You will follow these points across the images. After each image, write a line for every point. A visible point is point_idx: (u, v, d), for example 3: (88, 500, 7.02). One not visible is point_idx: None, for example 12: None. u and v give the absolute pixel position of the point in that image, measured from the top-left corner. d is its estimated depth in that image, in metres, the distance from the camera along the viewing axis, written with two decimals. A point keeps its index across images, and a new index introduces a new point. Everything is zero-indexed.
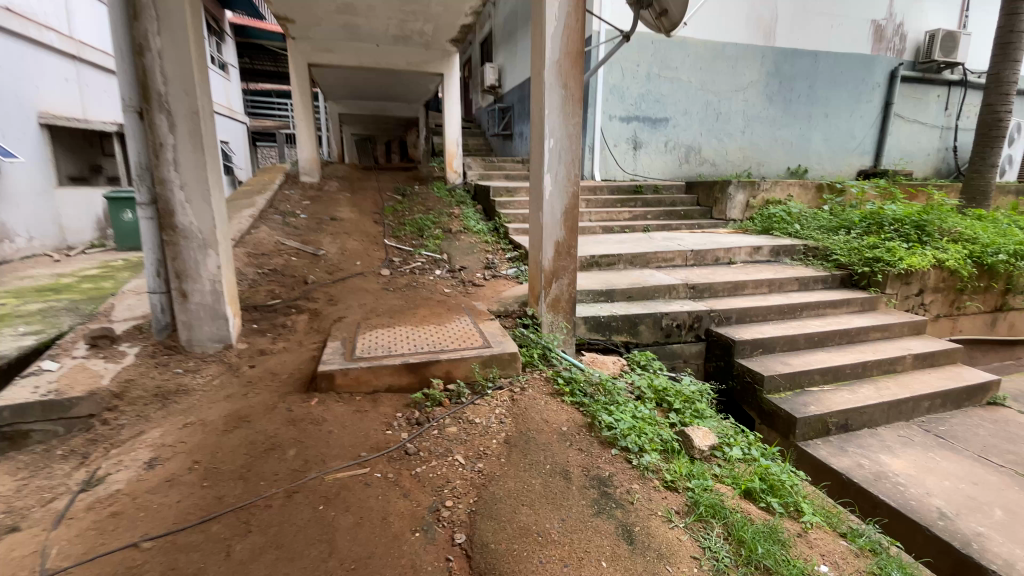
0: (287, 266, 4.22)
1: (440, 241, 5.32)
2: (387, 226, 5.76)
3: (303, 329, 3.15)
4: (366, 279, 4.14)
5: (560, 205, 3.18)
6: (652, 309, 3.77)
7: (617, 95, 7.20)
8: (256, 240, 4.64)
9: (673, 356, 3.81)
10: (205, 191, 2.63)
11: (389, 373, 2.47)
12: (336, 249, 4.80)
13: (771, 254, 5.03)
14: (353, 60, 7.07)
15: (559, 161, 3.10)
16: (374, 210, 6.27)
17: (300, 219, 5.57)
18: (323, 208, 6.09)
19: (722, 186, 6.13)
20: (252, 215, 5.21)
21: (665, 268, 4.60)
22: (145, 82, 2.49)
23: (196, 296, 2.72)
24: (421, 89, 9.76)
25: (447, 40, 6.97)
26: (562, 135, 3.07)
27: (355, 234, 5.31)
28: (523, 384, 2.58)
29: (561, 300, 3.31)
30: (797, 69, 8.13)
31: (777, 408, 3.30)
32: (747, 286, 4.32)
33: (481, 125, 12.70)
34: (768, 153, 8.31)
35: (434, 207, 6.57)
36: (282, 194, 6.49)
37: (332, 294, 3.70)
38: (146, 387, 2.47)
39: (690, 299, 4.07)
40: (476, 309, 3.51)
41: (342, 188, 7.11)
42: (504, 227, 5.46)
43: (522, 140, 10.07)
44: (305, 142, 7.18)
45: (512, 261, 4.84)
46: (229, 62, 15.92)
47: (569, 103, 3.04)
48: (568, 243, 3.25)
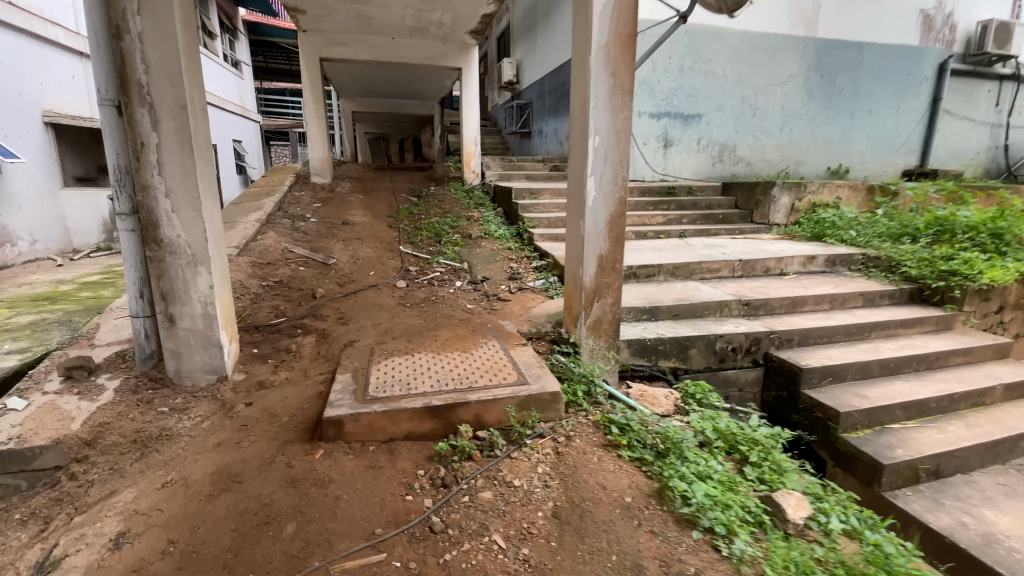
0: (294, 277, 3.83)
1: (459, 248, 4.91)
2: (403, 230, 5.36)
3: (310, 354, 2.75)
4: (380, 292, 3.74)
5: (605, 213, 2.72)
6: (704, 329, 3.32)
7: (647, 89, 6.72)
8: (262, 248, 4.27)
9: (727, 383, 3.37)
10: (195, 198, 2.25)
11: (408, 419, 2.06)
12: (349, 257, 4.41)
13: (827, 264, 4.55)
14: (367, 53, 6.67)
15: (605, 161, 2.65)
16: (389, 214, 5.89)
17: (311, 223, 5.20)
18: (335, 211, 5.72)
19: (767, 188, 5.62)
20: (259, 220, 4.84)
21: (710, 280, 4.14)
22: (123, 70, 2.11)
23: (185, 321, 2.34)
24: (437, 85, 9.36)
25: (467, 31, 6.55)
26: (610, 130, 2.62)
27: (369, 240, 4.92)
28: (568, 431, 2.15)
29: (604, 322, 2.86)
30: (841, 61, 7.55)
31: (858, 451, 2.87)
32: (807, 303, 3.86)
33: (498, 123, 12.27)
34: (807, 152, 7.77)
35: (452, 209, 6.17)
36: (293, 196, 6.13)
37: (343, 312, 3.30)
38: (124, 431, 2.08)
39: (745, 318, 3.61)
40: (504, 331, 3.06)
41: (356, 190, 6.74)
42: (529, 233, 5.03)
43: (542, 138, 9.63)
44: (316, 141, 6.83)
45: (539, 270, 4.39)
46: (241, 59, 15.68)
47: (619, 92, 2.58)
48: (615, 256, 2.79)
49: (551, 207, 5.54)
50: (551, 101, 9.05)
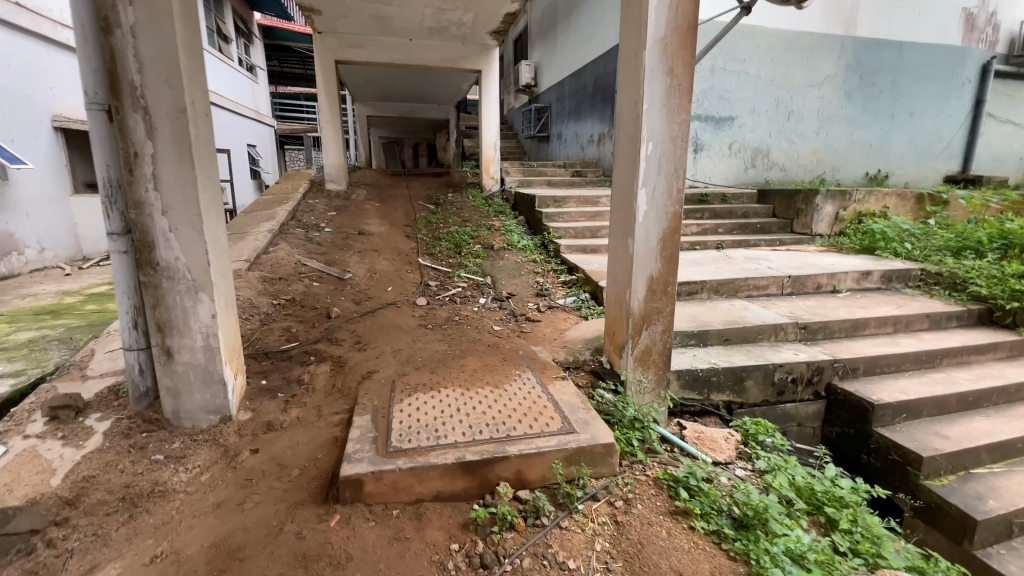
0: (308, 294, 3.57)
1: (481, 260, 4.60)
2: (421, 241, 5.07)
3: (323, 388, 2.45)
4: (399, 310, 3.44)
5: (657, 230, 2.39)
6: (761, 358, 2.99)
7: None
8: (274, 261, 4.02)
9: (784, 418, 3.04)
10: (194, 215, 1.98)
11: (438, 477, 1.75)
12: (365, 271, 4.13)
13: (883, 280, 4.17)
14: (384, 56, 6.42)
15: (657, 171, 2.32)
16: (406, 223, 5.61)
17: (325, 233, 4.95)
18: (350, 220, 5.46)
19: (809, 196, 5.24)
20: (271, 230, 4.59)
21: (757, 300, 3.78)
22: (114, 70, 1.86)
23: (184, 355, 2.07)
24: (454, 88, 9.10)
25: (487, 32, 6.27)
26: (665, 136, 2.29)
27: (386, 252, 4.64)
28: (625, 494, 1.83)
29: (653, 353, 2.53)
30: (880, 61, 7.11)
31: (945, 502, 2.49)
32: (868, 326, 3.49)
33: (514, 126, 11.97)
34: (844, 156, 7.33)
35: (471, 218, 5.87)
36: (306, 204, 5.89)
37: (359, 335, 3.00)
38: (111, 487, 1.81)
39: (803, 344, 3.26)
40: (539, 359, 2.72)
41: (371, 197, 6.48)
42: (555, 244, 4.71)
43: (561, 142, 9.32)
44: (331, 146, 6.59)
45: (568, 285, 4.06)
46: (257, 64, 15.62)
47: (676, 93, 2.26)
48: (667, 280, 2.46)
49: (577, 216, 5.21)
50: (572, 104, 8.73)
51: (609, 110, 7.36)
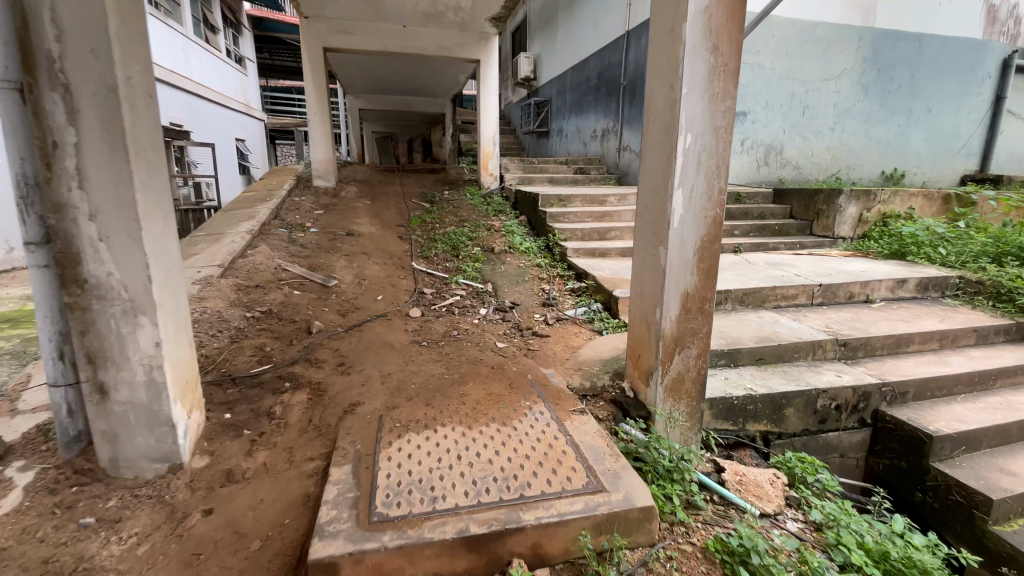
0: (288, 304, 3.17)
1: (480, 265, 4.21)
2: (415, 242, 4.68)
3: (298, 424, 2.07)
4: (390, 323, 3.06)
5: (694, 238, 2.02)
6: (801, 381, 2.65)
7: None
8: (252, 267, 3.63)
9: (826, 448, 2.72)
10: (131, 221, 1.59)
11: (434, 557, 1.38)
12: (353, 277, 3.73)
13: (919, 288, 3.84)
14: (376, 44, 5.99)
15: (696, 168, 1.95)
16: (399, 222, 5.21)
17: (310, 234, 4.55)
18: (338, 219, 5.05)
19: (831, 196, 4.88)
20: (249, 231, 4.19)
21: (786, 311, 3.43)
22: (25, 37, 1.46)
23: (122, 393, 1.69)
24: (451, 81, 8.69)
25: (486, 19, 5.87)
26: (706, 126, 1.92)
27: (376, 255, 4.24)
28: (669, 573, 1.47)
29: (686, 381, 2.17)
30: (899, 54, 6.76)
31: (1019, 552, 2.15)
32: (912, 342, 3.16)
33: (512, 121, 11.57)
34: (860, 154, 6.98)
35: (469, 217, 5.48)
36: (292, 201, 5.49)
37: (343, 354, 2.61)
38: (23, 565, 1.42)
39: (844, 364, 2.91)
40: (552, 385, 2.34)
41: (362, 194, 6.07)
42: (560, 247, 4.35)
43: (562, 138, 8.94)
44: (320, 141, 6.16)
45: (577, 293, 3.69)
46: (246, 55, 15.11)
47: (721, 75, 1.90)
48: (704, 297, 2.10)
49: (584, 215, 4.84)
50: (574, 98, 8.35)
51: (614, 103, 6.97)
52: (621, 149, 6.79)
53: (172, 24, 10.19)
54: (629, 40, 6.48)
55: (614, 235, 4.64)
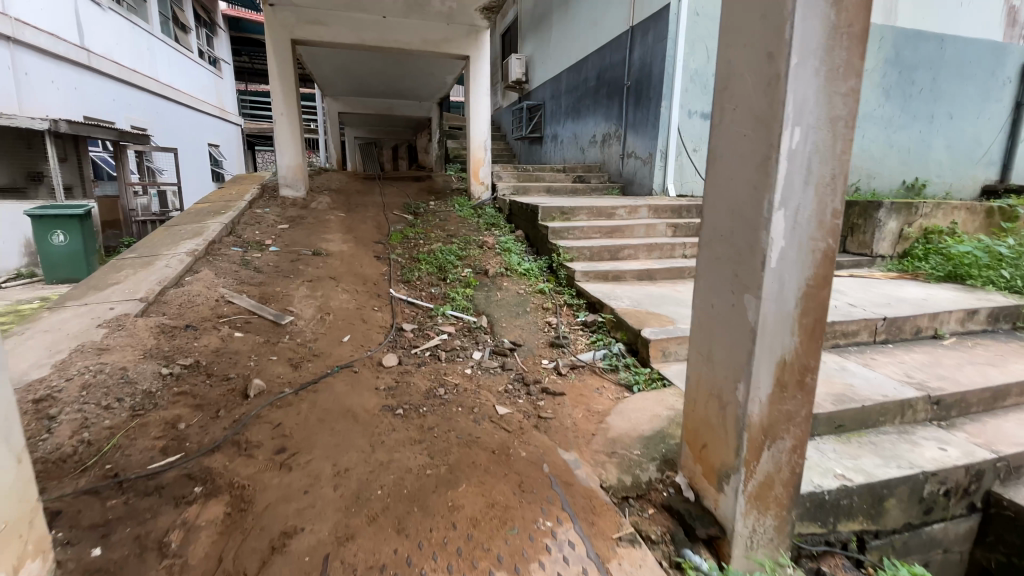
0: (223, 352, 2.45)
1: (472, 291, 3.50)
2: (394, 262, 3.96)
3: (200, 568, 1.35)
4: (356, 376, 2.35)
5: (796, 283, 1.36)
6: (900, 460, 2.03)
7: (700, 83, 5.41)
8: (187, 300, 2.91)
9: (930, 543, 2.11)
10: None
11: None
12: (314, 310, 3.01)
13: (991, 320, 3.24)
14: (353, 36, 5.29)
15: (804, 178, 1.30)
16: (376, 238, 4.49)
17: (268, 254, 3.83)
18: (304, 235, 4.33)
19: (868, 208, 4.31)
20: (192, 252, 3.46)
21: (849, 354, 2.79)
22: None
23: None
24: (436, 82, 8.02)
25: (477, 8, 5.21)
26: (821, 117, 1.27)
27: (346, 279, 3.52)
28: None
29: (775, 485, 1.51)
30: (921, 55, 6.23)
31: None
32: (1010, 394, 2.54)
33: (502, 127, 10.93)
34: (879, 162, 6.48)
35: (457, 232, 4.79)
36: (253, 214, 4.75)
37: (286, 433, 1.90)
38: None
39: (941, 430, 2.28)
40: (580, 483, 1.66)
41: (335, 205, 5.34)
42: (566, 269, 3.68)
43: (556, 144, 8.34)
44: (287, 144, 5.42)
45: (591, 328, 3.01)
46: (221, 57, 14.34)
47: (845, 37, 1.25)
48: (806, 366, 1.45)
49: (591, 231, 4.18)
50: (569, 101, 7.74)
51: (616, 106, 6.37)
52: (624, 155, 6.17)
53: (136, 20, 9.38)
54: (633, 37, 5.89)
55: (628, 254, 3.99)
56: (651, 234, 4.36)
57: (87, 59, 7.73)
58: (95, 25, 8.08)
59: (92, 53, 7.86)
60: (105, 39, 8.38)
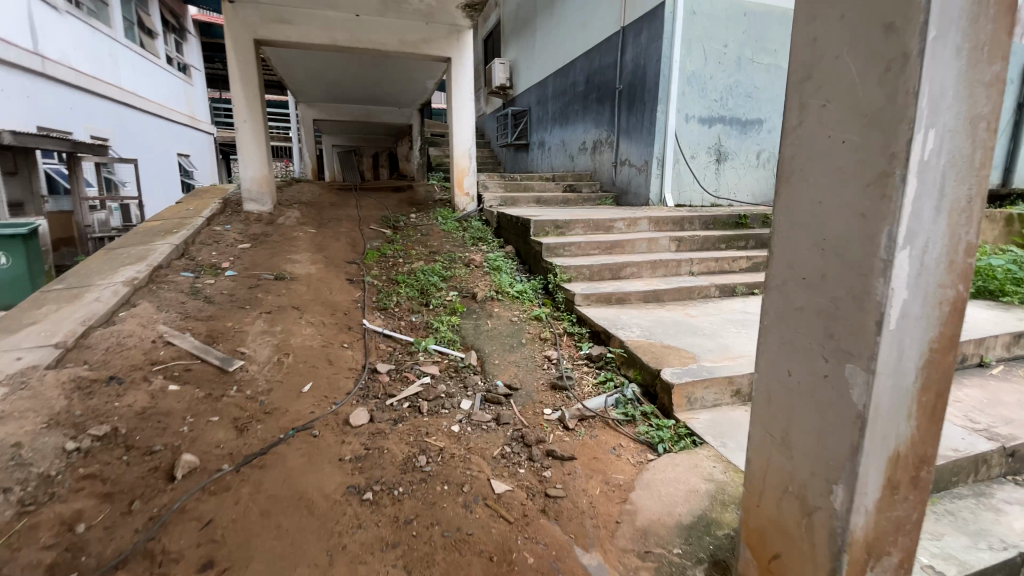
0: (150, 413, 1.98)
1: (458, 319, 3.06)
2: (368, 286, 3.50)
3: None
4: (316, 442, 1.90)
5: (917, 348, 0.98)
6: (990, 538, 1.64)
7: (697, 86, 5.08)
8: (116, 343, 2.42)
9: None
10: None
11: None
12: (271, 350, 2.54)
13: None
14: (323, 36, 4.84)
15: (935, 204, 0.91)
16: (349, 257, 4.02)
17: (224, 280, 3.34)
18: (268, 256, 3.85)
19: None
20: (130, 282, 2.96)
21: None
22: None
23: None
24: (416, 87, 7.59)
25: (459, 6, 4.80)
26: (959, 117, 0.89)
27: (312, 308, 3.05)
28: None
29: None
30: None
31: None
32: None
33: (487, 134, 10.55)
34: None
35: (440, 248, 4.35)
36: (211, 232, 4.25)
37: (217, 537, 1.45)
38: None
39: (1021, 489, 1.91)
40: None
41: (305, 219, 4.86)
42: (563, 291, 3.27)
43: (543, 151, 7.98)
44: (250, 155, 4.92)
45: (598, 364, 2.59)
46: (192, 63, 13.72)
47: (991, 3, 0.88)
48: (919, 455, 1.07)
49: (589, 247, 3.78)
50: (557, 106, 7.38)
51: (607, 111, 6.01)
52: (617, 163, 5.82)
53: (98, 25, 8.79)
54: (625, 38, 5.55)
55: (630, 273, 3.60)
56: (653, 248, 3.98)
57: (40, 65, 7.14)
58: (51, 28, 7.48)
59: (46, 59, 7.27)
60: (63, 44, 7.78)
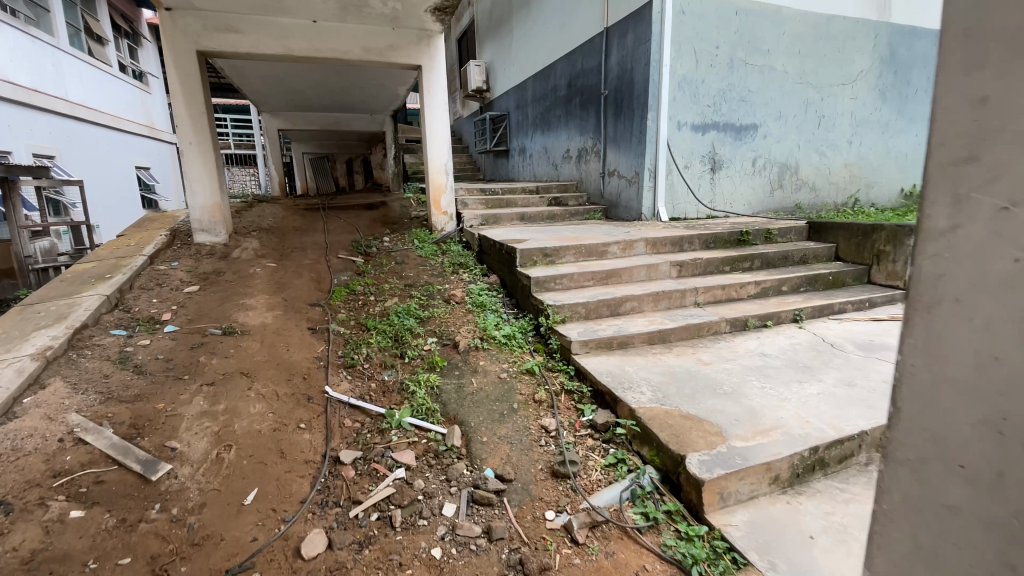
0: (40, 562, 1.54)
1: (439, 377, 2.63)
2: (333, 336, 3.04)
3: None
4: None
5: None
6: None
7: (688, 91, 4.73)
8: (8, 449, 1.94)
9: None
10: None
11: None
12: (210, 442, 2.10)
13: None
14: (276, 46, 4.34)
15: None
16: (313, 297, 3.56)
17: (163, 339, 2.86)
18: (218, 301, 3.37)
19: (898, 234, 3.67)
20: (40, 354, 2.47)
21: None
22: None
23: None
24: (387, 94, 7.10)
25: (427, 9, 4.33)
26: None
27: (264, 373, 2.59)
28: None
29: None
30: (915, 54, 5.52)
31: None
32: None
33: (465, 138, 10.08)
34: (879, 171, 5.77)
35: (417, 280, 3.91)
36: (154, 272, 3.75)
37: None
38: None
39: None
40: None
41: (264, 250, 4.37)
42: (558, 336, 2.86)
43: (524, 158, 7.56)
44: (198, 182, 4.41)
45: (604, 437, 2.20)
46: (149, 70, 12.94)
47: None
48: None
49: (583, 278, 3.38)
50: (537, 111, 6.97)
51: (593, 117, 5.62)
52: (605, 173, 5.44)
53: (37, 33, 8.04)
54: (609, 40, 5.15)
55: (630, 308, 3.22)
56: (653, 276, 3.60)
57: None
58: None
59: None
60: None
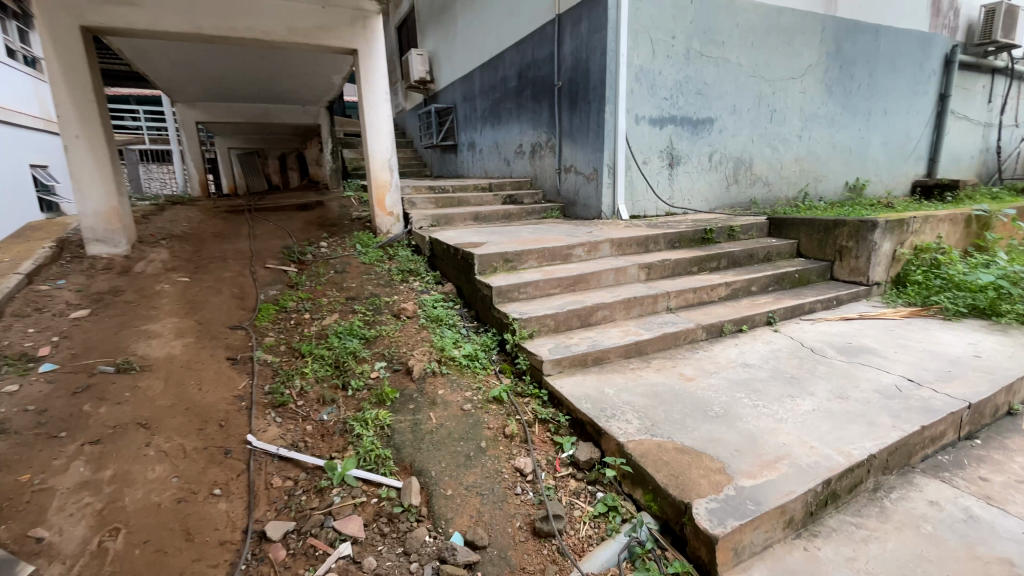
0: None
1: (390, 412, 2.22)
2: (260, 367, 2.56)
3: None
4: None
5: None
6: None
7: (646, 84, 4.52)
8: None
9: None
10: None
11: None
12: (89, 527, 1.61)
13: None
14: (181, 22, 3.70)
15: None
16: (236, 318, 3.03)
17: (36, 382, 2.28)
18: (115, 327, 2.78)
19: (860, 228, 3.60)
20: None
21: (952, 476, 1.91)
22: None
23: None
24: (321, 83, 6.49)
25: None
26: None
27: (169, 422, 2.09)
28: None
29: None
30: (857, 49, 5.59)
31: None
32: None
33: (409, 132, 9.52)
34: (827, 164, 5.84)
35: (361, 291, 3.45)
36: (32, 293, 3.09)
37: None
38: None
39: None
40: None
41: (176, 262, 3.75)
42: (527, 354, 2.52)
43: (474, 153, 7.16)
44: (88, 184, 3.71)
45: (589, 479, 1.89)
46: None
47: None
48: None
49: (548, 286, 3.07)
50: (486, 104, 6.60)
51: (546, 110, 5.32)
52: (561, 169, 5.16)
53: None
54: (561, 28, 4.84)
55: (602, 317, 2.95)
56: (622, 279, 3.35)
57: None
58: None
59: None
60: None
